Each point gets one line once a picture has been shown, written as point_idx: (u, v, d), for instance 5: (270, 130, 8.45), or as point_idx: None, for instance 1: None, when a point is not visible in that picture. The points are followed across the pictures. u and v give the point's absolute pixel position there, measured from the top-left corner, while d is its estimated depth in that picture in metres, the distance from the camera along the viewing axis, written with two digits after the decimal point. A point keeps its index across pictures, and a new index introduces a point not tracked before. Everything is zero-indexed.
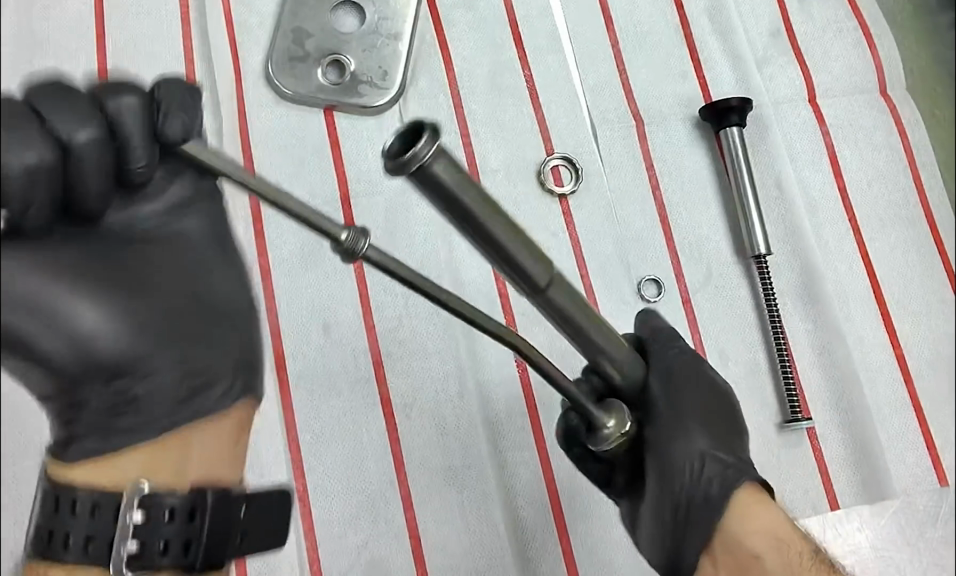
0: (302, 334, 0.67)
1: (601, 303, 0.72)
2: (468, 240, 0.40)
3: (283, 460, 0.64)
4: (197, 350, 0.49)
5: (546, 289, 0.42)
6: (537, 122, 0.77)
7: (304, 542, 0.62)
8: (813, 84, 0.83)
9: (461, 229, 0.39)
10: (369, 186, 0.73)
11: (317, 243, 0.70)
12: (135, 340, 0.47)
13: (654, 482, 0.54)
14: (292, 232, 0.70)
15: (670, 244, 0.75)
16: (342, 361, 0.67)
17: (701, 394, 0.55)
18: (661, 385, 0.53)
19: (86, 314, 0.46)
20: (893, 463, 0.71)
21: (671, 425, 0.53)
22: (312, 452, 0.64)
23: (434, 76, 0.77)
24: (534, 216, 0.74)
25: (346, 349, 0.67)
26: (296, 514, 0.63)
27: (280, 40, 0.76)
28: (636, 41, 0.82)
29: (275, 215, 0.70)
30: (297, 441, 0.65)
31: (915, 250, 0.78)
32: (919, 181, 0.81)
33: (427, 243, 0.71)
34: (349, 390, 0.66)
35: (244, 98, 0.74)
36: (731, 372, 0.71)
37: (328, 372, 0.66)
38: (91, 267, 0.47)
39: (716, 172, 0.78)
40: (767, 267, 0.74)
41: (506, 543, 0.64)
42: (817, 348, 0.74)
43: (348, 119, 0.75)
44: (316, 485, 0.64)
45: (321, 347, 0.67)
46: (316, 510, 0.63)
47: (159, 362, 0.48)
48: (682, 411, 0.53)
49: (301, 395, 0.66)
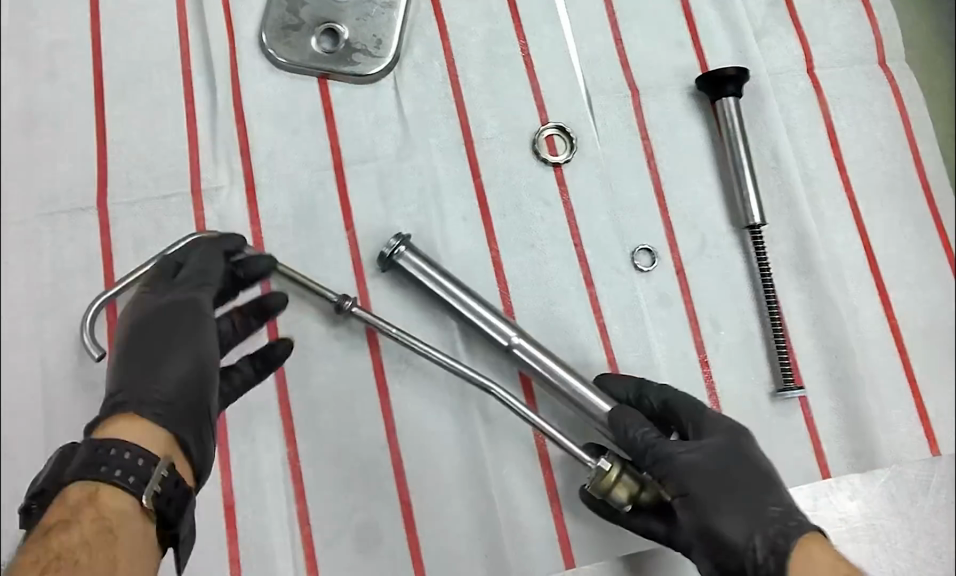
0: (297, 301, 0.68)
1: (595, 272, 0.72)
2: (431, 287, 0.65)
3: (276, 425, 0.65)
4: (206, 432, 0.54)
5: (510, 346, 0.64)
6: (532, 92, 0.77)
7: (295, 506, 0.63)
8: (811, 55, 0.82)
9: (427, 286, 0.65)
10: (363, 154, 0.72)
11: (311, 210, 0.70)
12: (186, 411, 0.54)
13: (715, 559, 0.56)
14: (286, 199, 0.70)
15: (664, 214, 0.75)
16: (335, 330, 0.67)
17: (732, 458, 0.57)
18: (693, 454, 0.57)
19: (176, 362, 0.55)
20: (886, 432, 0.71)
21: (710, 496, 0.56)
22: (305, 417, 0.65)
23: (429, 44, 0.77)
24: (528, 185, 0.73)
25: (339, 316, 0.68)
26: (288, 478, 0.63)
27: (274, 8, 0.75)
28: (633, 10, 0.81)
29: (270, 183, 0.70)
30: (289, 406, 0.65)
31: (911, 221, 0.78)
32: (917, 151, 0.80)
33: (420, 212, 0.71)
34: (342, 356, 0.67)
35: (237, 65, 0.73)
36: (724, 341, 0.72)
37: (320, 338, 0.67)
38: (182, 325, 0.56)
39: (711, 141, 0.78)
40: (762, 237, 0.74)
41: (497, 509, 0.64)
42: (811, 318, 0.73)
43: (342, 87, 0.74)
44: (308, 450, 0.64)
45: (315, 315, 0.68)
46: (308, 474, 0.64)
47: (188, 431, 0.53)
48: (711, 475, 0.56)
49: (295, 361, 0.66)
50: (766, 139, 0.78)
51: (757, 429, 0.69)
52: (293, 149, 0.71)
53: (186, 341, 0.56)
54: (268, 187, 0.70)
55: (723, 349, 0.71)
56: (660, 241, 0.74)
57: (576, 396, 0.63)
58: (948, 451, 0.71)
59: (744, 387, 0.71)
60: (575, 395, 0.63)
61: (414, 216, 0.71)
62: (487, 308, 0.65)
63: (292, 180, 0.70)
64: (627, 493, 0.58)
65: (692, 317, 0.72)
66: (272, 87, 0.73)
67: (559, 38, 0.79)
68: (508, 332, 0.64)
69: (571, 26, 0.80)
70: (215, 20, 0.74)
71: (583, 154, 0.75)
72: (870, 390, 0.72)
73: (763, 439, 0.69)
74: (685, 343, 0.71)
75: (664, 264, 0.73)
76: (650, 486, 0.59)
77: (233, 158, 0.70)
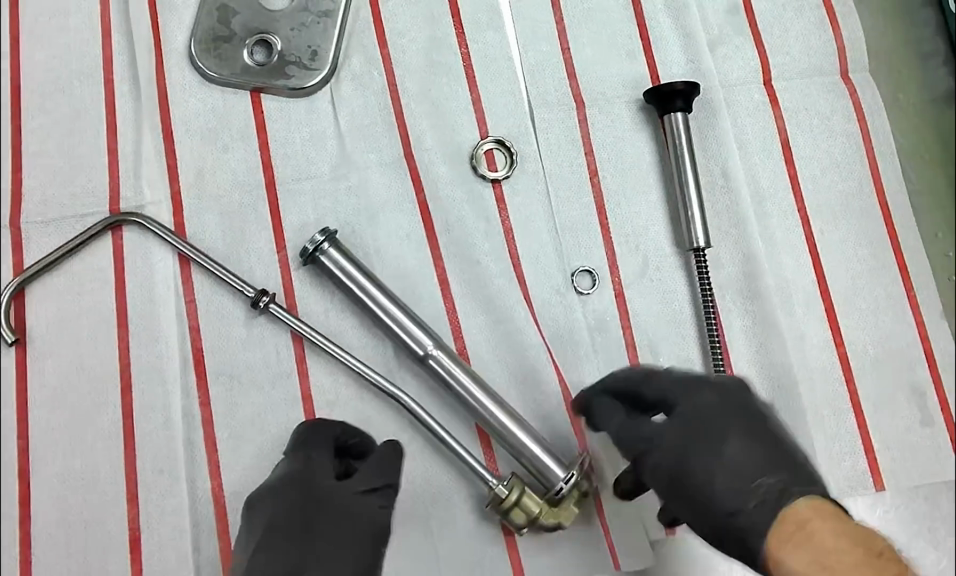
0: (225, 328, 0.64)
1: (532, 296, 0.69)
2: (348, 293, 0.62)
3: (198, 458, 0.62)
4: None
5: (425, 357, 0.61)
6: (471, 105, 0.73)
7: (217, 545, 0.61)
8: (768, 66, 0.79)
9: (344, 289, 0.62)
10: (296, 170, 0.69)
11: (240, 231, 0.67)
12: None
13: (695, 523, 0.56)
14: (215, 219, 0.67)
15: (606, 235, 0.72)
16: (264, 356, 0.64)
17: (727, 421, 0.56)
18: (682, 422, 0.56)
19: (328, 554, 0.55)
20: (828, 465, 0.69)
21: (705, 461, 0.55)
22: (229, 450, 0.62)
23: (367, 54, 0.73)
24: (465, 204, 0.71)
25: (271, 346, 0.64)
26: (210, 516, 0.61)
27: (204, 18, 0.72)
28: (582, 17, 0.78)
29: (197, 202, 0.67)
30: (214, 438, 0.62)
31: (868, 243, 0.75)
32: (876, 168, 0.77)
33: (351, 231, 0.69)
34: (270, 385, 0.63)
35: (164, 77, 0.70)
36: (664, 369, 0.69)
37: (249, 364, 0.63)
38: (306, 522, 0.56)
39: (659, 158, 0.75)
40: (706, 259, 0.70)
41: (428, 546, 0.62)
42: (754, 346, 0.71)
43: (276, 101, 0.71)
44: (231, 485, 0.61)
45: (244, 341, 0.64)
46: (232, 513, 0.61)
47: None
48: (698, 439, 0.56)
49: (222, 390, 0.63)
50: (717, 156, 0.75)
51: None
52: (224, 167, 0.68)
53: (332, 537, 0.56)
54: (190, 204, 0.67)
55: None
56: (601, 263, 0.71)
57: (492, 422, 0.60)
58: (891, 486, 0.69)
59: None
60: (494, 420, 0.60)
61: (344, 236, 0.69)
62: (404, 314, 0.61)
63: (219, 198, 0.67)
64: (525, 516, 0.58)
65: (631, 343, 0.70)
66: (198, 98, 0.70)
67: (503, 47, 0.76)
68: (424, 341, 0.61)
69: (516, 33, 0.77)
70: (141, 27, 0.71)
71: (524, 171, 0.72)
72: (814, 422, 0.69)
73: None
74: (622, 371, 0.69)
75: (604, 287, 0.71)
76: (549, 514, 0.59)
77: (158, 175, 0.67)
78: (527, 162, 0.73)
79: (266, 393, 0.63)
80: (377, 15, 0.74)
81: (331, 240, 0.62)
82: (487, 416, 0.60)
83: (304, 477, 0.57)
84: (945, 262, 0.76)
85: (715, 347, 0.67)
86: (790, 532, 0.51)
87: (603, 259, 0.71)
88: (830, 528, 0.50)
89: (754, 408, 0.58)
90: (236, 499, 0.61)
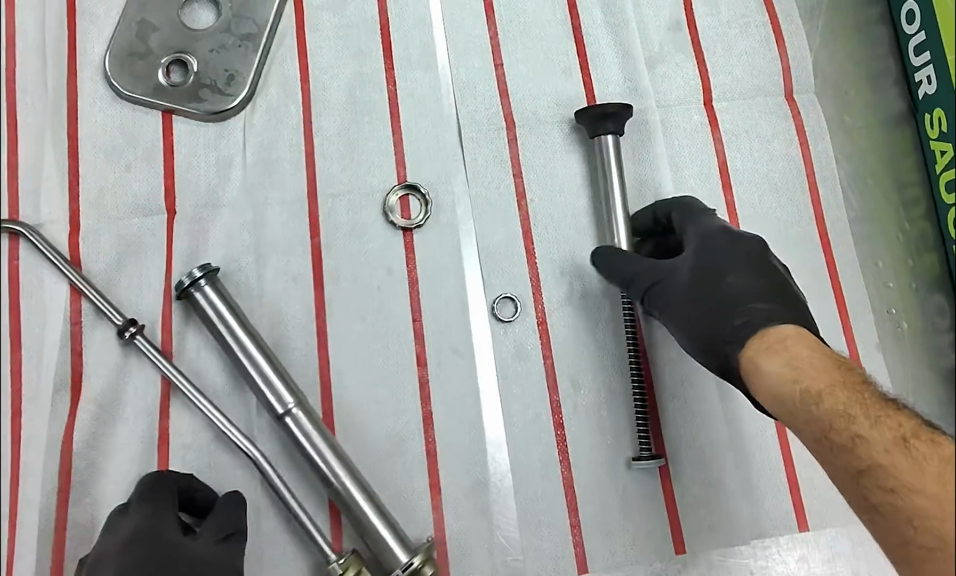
0: (105, 357, 0.63)
1: (447, 324, 0.68)
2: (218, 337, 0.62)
3: (69, 487, 0.61)
4: None
5: (283, 415, 0.61)
6: (395, 127, 0.72)
7: None
8: (709, 85, 0.76)
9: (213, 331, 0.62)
10: (204, 196, 0.68)
11: (135, 257, 0.66)
12: None
13: (686, 277, 0.62)
14: (111, 243, 0.66)
15: (530, 259, 0.70)
16: (142, 386, 0.63)
17: (739, 255, 0.62)
18: (729, 250, 0.62)
19: None
20: (748, 504, 0.66)
21: (697, 274, 0.62)
22: (98, 481, 0.61)
23: (287, 74, 0.72)
24: (381, 229, 0.69)
25: (148, 375, 0.63)
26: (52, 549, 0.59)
27: (122, 31, 0.70)
28: (518, 32, 0.75)
29: (95, 225, 0.66)
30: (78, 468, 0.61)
31: (803, 272, 0.72)
32: (815, 194, 0.75)
33: (260, 257, 0.68)
34: (134, 418, 0.63)
35: (75, 90, 0.69)
36: (584, 401, 0.67)
37: (128, 395, 0.63)
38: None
39: (590, 181, 0.72)
40: None
41: None
42: (679, 378, 0.68)
43: (186, 124, 0.70)
44: (98, 517, 0.60)
45: (122, 370, 0.63)
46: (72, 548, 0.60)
47: None
48: (711, 263, 0.62)
49: (99, 420, 0.62)
50: (649, 181, 0.73)
51: (611, 500, 0.65)
52: (123, 187, 0.67)
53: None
54: (87, 227, 0.66)
55: (581, 409, 0.67)
56: (523, 289, 0.69)
57: (337, 487, 0.60)
58: (816, 527, 0.66)
59: (601, 452, 0.66)
60: (338, 485, 0.60)
61: (252, 262, 0.67)
62: (271, 368, 0.61)
63: (116, 222, 0.67)
64: None
65: (551, 373, 0.67)
66: (108, 115, 0.69)
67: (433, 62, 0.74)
68: (286, 398, 0.61)
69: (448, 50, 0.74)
70: (56, 40, 0.69)
71: (446, 194, 0.71)
72: (738, 458, 0.67)
73: (616, 512, 0.65)
74: (539, 402, 0.67)
75: (526, 314, 0.68)
76: None
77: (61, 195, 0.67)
78: (452, 183, 0.71)
79: (149, 425, 0.63)
80: (301, 36, 0.73)
81: (210, 277, 0.63)
82: (331, 482, 0.60)
83: (147, 529, 0.56)
84: (884, 293, 0.73)
85: (636, 379, 0.65)
86: (768, 344, 0.55)
87: (526, 285, 0.69)
88: (813, 353, 0.53)
89: (728, 229, 0.64)
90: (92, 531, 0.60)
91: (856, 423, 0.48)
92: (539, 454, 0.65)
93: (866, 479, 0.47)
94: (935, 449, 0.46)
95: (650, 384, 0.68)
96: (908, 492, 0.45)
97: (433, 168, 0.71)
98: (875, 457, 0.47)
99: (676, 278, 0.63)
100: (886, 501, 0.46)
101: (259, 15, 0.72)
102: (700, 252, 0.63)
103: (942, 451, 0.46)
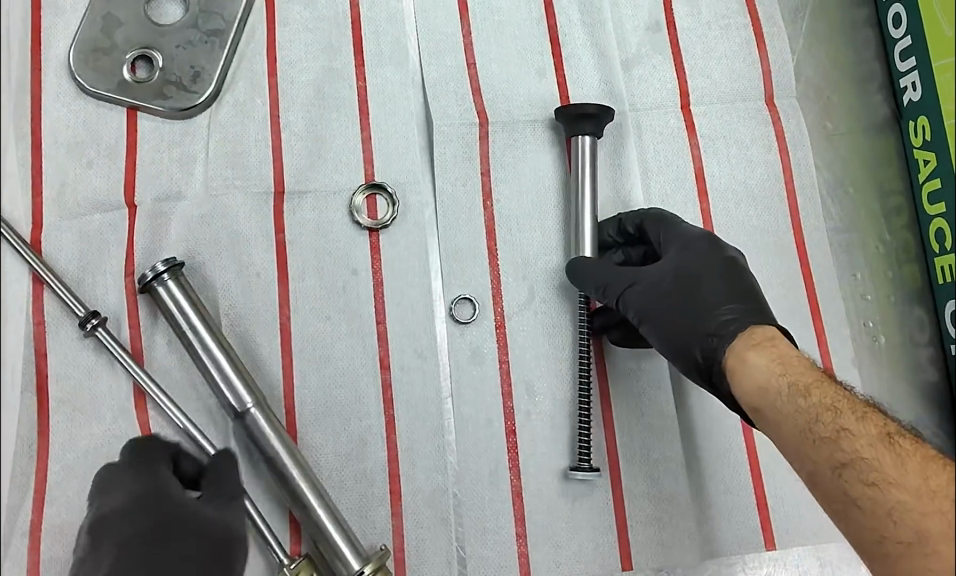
0: (69, 354, 0.62)
1: (408, 328, 0.66)
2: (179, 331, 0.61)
3: (27, 488, 0.59)
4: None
5: (241, 414, 0.59)
6: (362, 126, 0.71)
7: None
8: (686, 88, 0.74)
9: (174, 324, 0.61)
10: (167, 191, 0.67)
11: (98, 253, 0.65)
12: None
13: (666, 279, 0.60)
14: (73, 240, 0.65)
15: (493, 263, 0.68)
16: (108, 384, 0.62)
17: (720, 258, 0.60)
18: (709, 254, 0.60)
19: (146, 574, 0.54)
20: (714, 520, 0.64)
21: (675, 274, 0.60)
22: (57, 481, 0.60)
23: (255, 70, 0.71)
24: (345, 229, 0.68)
25: (115, 373, 0.62)
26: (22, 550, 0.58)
27: (88, 26, 0.70)
28: (492, 31, 0.74)
29: (57, 220, 0.65)
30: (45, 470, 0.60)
31: (777, 281, 0.70)
32: (794, 201, 0.72)
33: (220, 254, 0.66)
34: (110, 416, 0.62)
35: (40, 86, 0.68)
36: (542, 409, 0.66)
37: (92, 392, 0.62)
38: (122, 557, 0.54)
39: (558, 185, 0.71)
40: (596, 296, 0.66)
41: None
42: (644, 388, 0.67)
43: (151, 120, 0.69)
44: (56, 518, 0.59)
45: (90, 368, 0.62)
46: (45, 555, 0.58)
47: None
48: (690, 266, 0.60)
49: (61, 419, 0.61)
50: (619, 186, 0.71)
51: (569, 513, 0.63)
52: (84, 183, 0.66)
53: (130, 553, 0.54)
54: (48, 222, 0.65)
55: (536, 416, 0.65)
56: (484, 293, 0.68)
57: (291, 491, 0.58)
58: (784, 546, 0.64)
59: (556, 461, 0.64)
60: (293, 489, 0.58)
61: (212, 258, 0.66)
62: (231, 364, 0.60)
63: (79, 218, 0.66)
64: None
65: (507, 379, 0.66)
66: (72, 110, 0.68)
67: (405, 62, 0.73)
68: (243, 397, 0.59)
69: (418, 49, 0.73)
70: (22, 34, 0.69)
71: (409, 194, 0.69)
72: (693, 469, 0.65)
73: (574, 524, 0.63)
74: (494, 408, 0.65)
75: (485, 318, 0.67)
76: None
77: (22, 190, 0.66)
78: (417, 184, 0.70)
79: (109, 423, 0.61)
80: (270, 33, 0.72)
81: (174, 270, 0.62)
82: (288, 484, 0.58)
83: (157, 492, 0.56)
84: (862, 305, 0.71)
85: (585, 386, 0.63)
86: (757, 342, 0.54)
87: (486, 289, 0.68)
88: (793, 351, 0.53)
89: (709, 235, 0.62)
90: (55, 532, 0.59)
91: (842, 417, 0.48)
92: (490, 461, 0.64)
93: (848, 473, 0.47)
94: (918, 447, 0.46)
95: (605, 392, 0.66)
96: (889, 486, 0.45)
97: (399, 169, 0.70)
98: (859, 451, 0.47)
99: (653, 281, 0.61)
100: (866, 495, 0.46)
101: (227, 11, 0.71)
102: (676, 250, 0.62)
103: (924, 451, 0.46)
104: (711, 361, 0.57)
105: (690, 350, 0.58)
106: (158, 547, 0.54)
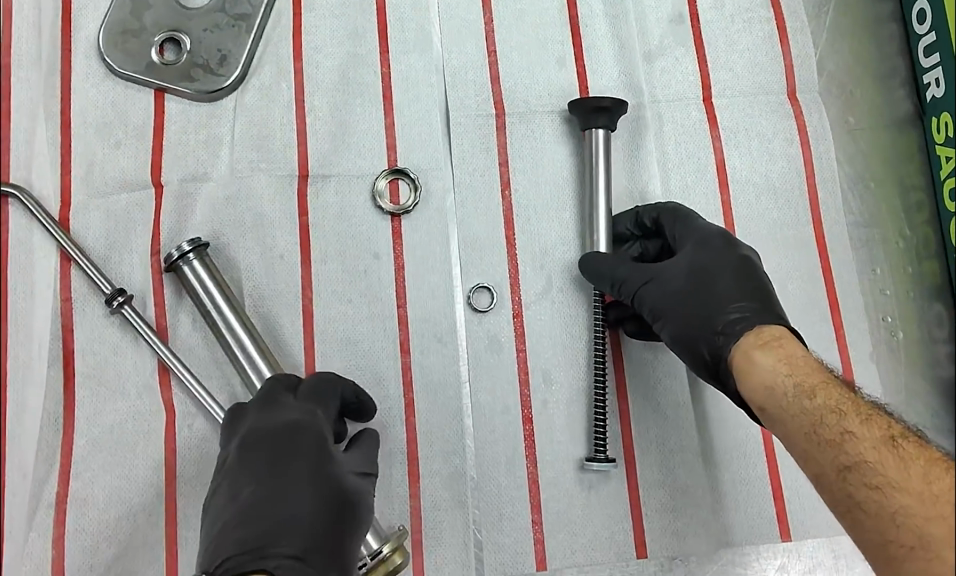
0: (95, 331, 0.63)
1: (429, 312, 0.67)
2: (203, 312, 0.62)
3: (54, 463, 0.60)
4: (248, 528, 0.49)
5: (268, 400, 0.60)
6: (385, 111, 0.71)
7: (48, 555, 0.58)
8: (708, 81, 0.75)
9: (199, 305, 0.62)
10: (195, 173, 0.68)
11: (125, 232, 0.66)
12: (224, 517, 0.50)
13: (679, 276, 0.61)
14: (101, 219, 0.66)
15: (511, 251, 0.69)
16: (132, 361, 0.63)
17: (735, 258, 0.60)
18: (726, 254, 0.61)
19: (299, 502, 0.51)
20: (730, 510, 0.65)
21: (687, 272, 0.61)
22: (83, 456, 0.61)
23: (280, 55, 0.71)
24: (366, 213, 0.69)
25: (140, 352, 0.63)
26: (49, 524, 0.59)
27: (116, 9, 0.70)
28: (514, 20, 0.74)
29: (86, 199, 0.66)
30: (71, 444, 0.61)
31: (796, 273, 0.71)
32: (814, 194, 0.73)
33: (244, 236, 0.67)
34: (135, 394, 0.62)
35: (68, 66, 0.69)
36: (556, 396, 0.66)
37: (118, 367, 0.63)
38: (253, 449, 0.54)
39: (578, 173, 0.71)
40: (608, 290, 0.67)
41: None
42: (659, 377, 0.67)
43: (179, 103, 0.69)
44: (82, 492, 0.60)
45: (115, 345, 0.63)
46: (71, 528, 0.59)
47: (298, 474, 0.53)
48: (704, 264, 0.60)
49: (87, 395, 0.62)
50: (638, 178, 0.72)
51: (586, 499, 0.64)
52: (111, 163, 0.67)
53: (302, 449, 0.54)
54: (77, 201, 0.66)
55: (553, 403, 0.66)
56: (503, 280, 0.68)
57: None
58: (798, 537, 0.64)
59: (570, 449, 0.65)
60: None
61: (236, 240, 0.67)
62: (254, 346, 0.61)
63: (106, 197, 0.66)
64: None
65: (524, 366, 0.67)
66: (99, 90, 0.69)
67: (427, 48, 0.73)
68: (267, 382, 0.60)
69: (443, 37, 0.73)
70: (51, 15, 0.70)
71: (430, 181, 0.70)
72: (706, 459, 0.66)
73: (590, 510, 0.64)
74: (510, 395, 0.66)
75: (503, 306, 0.68)
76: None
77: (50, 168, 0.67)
78: (439, 171, 0.70)
79: (134, 401, 0.62)
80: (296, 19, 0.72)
81: (200, 250, 0.62)
82: None
83: (291, 456, 0.53)
84: (880, 299, 0.71)
85: (598, 378, 0.64)
86: (761, 340, 0.55)
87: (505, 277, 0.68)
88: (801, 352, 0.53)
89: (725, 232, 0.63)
90: (82, 506, 0.60)
91: (847, 420, 0.48)
92: (505, 448, 0.65)
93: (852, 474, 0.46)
94: (921, 450, 0.45)
95: (621, 384, 0.67)
96: (894, 489, 0.44)
97: (421, 156, 0.70)
98: (862, 454, 0.46)
99: (667, 278, 0.61)
100: (871, 498, 0.44)
101: None
102: (693, 247, 0.62)
103: (928, 454, 0.45)
104: (720, 359, 0.57)
105: (702, 348, 0.58)
106: (269, 459, 0.53)
